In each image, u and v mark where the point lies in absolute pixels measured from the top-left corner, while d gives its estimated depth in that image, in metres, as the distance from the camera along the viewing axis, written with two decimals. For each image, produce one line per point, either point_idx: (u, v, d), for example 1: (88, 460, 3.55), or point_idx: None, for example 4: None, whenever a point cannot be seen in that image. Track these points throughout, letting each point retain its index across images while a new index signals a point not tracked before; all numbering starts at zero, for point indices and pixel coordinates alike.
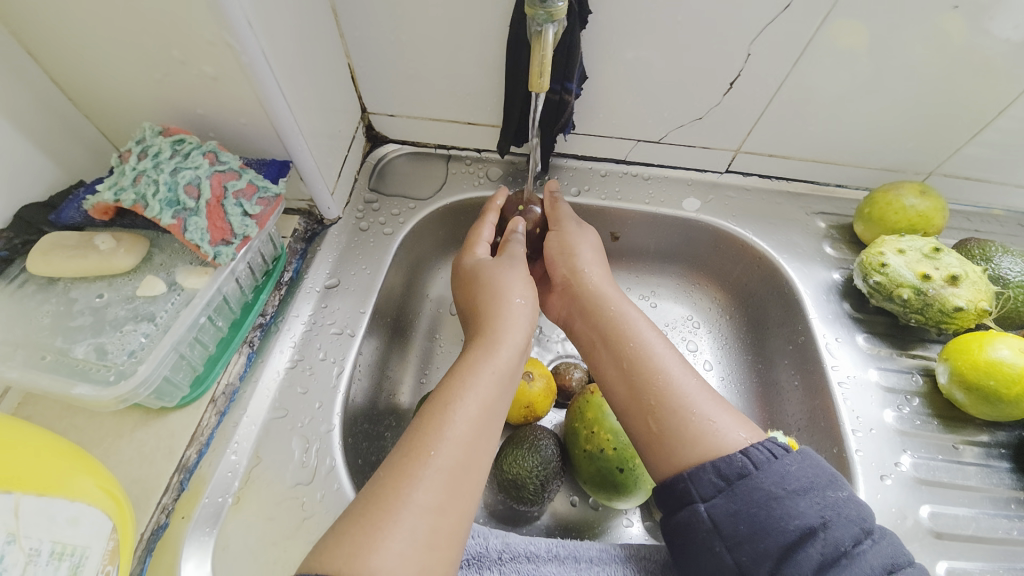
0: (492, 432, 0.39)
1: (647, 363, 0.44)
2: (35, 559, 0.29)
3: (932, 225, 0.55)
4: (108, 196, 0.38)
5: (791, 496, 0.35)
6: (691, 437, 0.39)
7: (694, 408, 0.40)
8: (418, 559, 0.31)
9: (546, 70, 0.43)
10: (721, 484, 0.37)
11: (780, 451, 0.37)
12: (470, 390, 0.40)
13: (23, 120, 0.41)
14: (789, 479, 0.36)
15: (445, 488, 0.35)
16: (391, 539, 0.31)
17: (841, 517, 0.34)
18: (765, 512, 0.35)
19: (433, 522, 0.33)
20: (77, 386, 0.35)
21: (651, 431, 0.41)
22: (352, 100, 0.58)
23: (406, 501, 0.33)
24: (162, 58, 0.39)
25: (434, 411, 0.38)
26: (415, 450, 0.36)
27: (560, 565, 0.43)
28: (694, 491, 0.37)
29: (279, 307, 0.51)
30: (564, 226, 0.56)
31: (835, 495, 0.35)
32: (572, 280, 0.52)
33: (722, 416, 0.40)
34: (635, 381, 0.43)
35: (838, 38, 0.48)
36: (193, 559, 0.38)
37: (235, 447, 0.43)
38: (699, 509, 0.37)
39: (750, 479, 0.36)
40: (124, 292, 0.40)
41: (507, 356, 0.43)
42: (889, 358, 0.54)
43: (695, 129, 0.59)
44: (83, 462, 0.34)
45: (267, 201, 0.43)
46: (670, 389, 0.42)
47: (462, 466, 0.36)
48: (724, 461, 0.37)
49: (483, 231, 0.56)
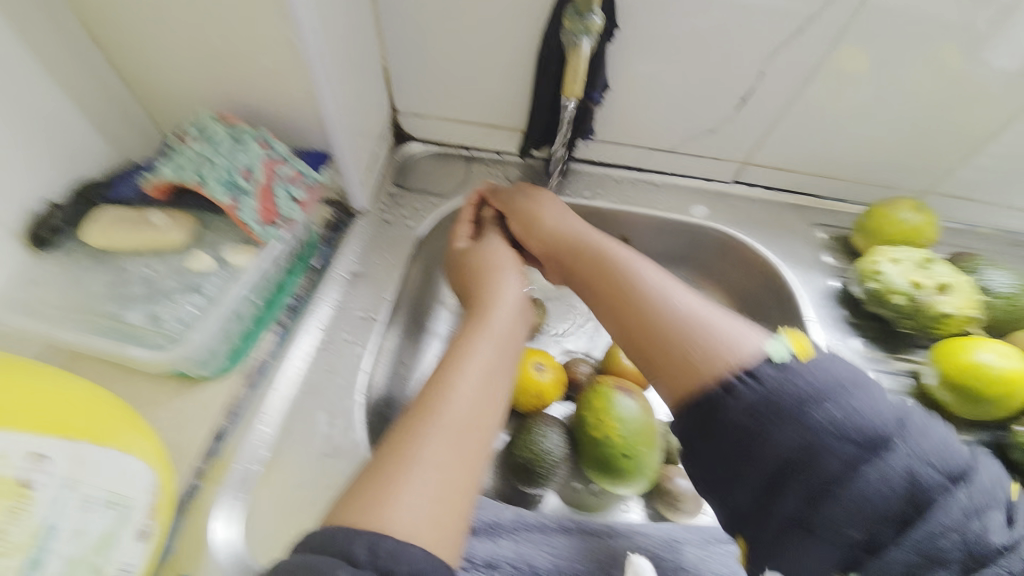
0: (495, 395, 0.42)
1: (635, 288, 0.44)
2: (91, 505, 0.31)
3: (925, 238, 0.59)
4: (170, 174, 0.41)
5: (847, 421, 0.33)
6: (691, 339, 0.39)
7: (686, 312, 0.41)
8: (429, 512, 0.34)
9: (579, 77, 0.48)
10: (801, 449, 0.33)
11: (845, 395, 0.34)
12: (468, 357, 0.43)
13: (82, 100, 0.44)
14: (844, 406, 0.34)
15: (452, 444, 0.37)
16: (403, 493, 0.34)
17: (929, 460, 0.32)
18: (821, 438, 0.33)
19: (441, 475, 0.36)
20: (132, 349, 0.38)
21: (654, 363, 0.40)
22: (384, 99, 0.61)
23: (415, 457, 0.36)
24: (221, 49, 0.42)
25: (436, 379, 0.41)
26: (421, 411, 0.39)
27: (568, 537, 0.46)
28: (735, 384, 0.36)
29: (309, 290, 0.53)
30: (515, 208, 0.57)
31: (894, 425, 0.33)
32: (561, 248, 0.53)
33: (721, 320, 0.40)
34: (628, 311, 0.44)
35: (842, 62, 0.52)
36: (221, 519, 0.40)
37: (265, 418, 0.45)
38: (787, 485, 0.33)
39: (800, 402, 0.34)
40: (174, 266, 0.43)
41: (501, 325, 0.47)
42: (882, 361, 0.57)
43: (706, 140, 0.63)
44: (131, 417, 0.36)
45: (310, 188, 0.46)
46: (665, 303, 0.42)
47: (467, 424, 0.39)
48: (765, 369, 0.35)
49: (466, 224, 0.60)
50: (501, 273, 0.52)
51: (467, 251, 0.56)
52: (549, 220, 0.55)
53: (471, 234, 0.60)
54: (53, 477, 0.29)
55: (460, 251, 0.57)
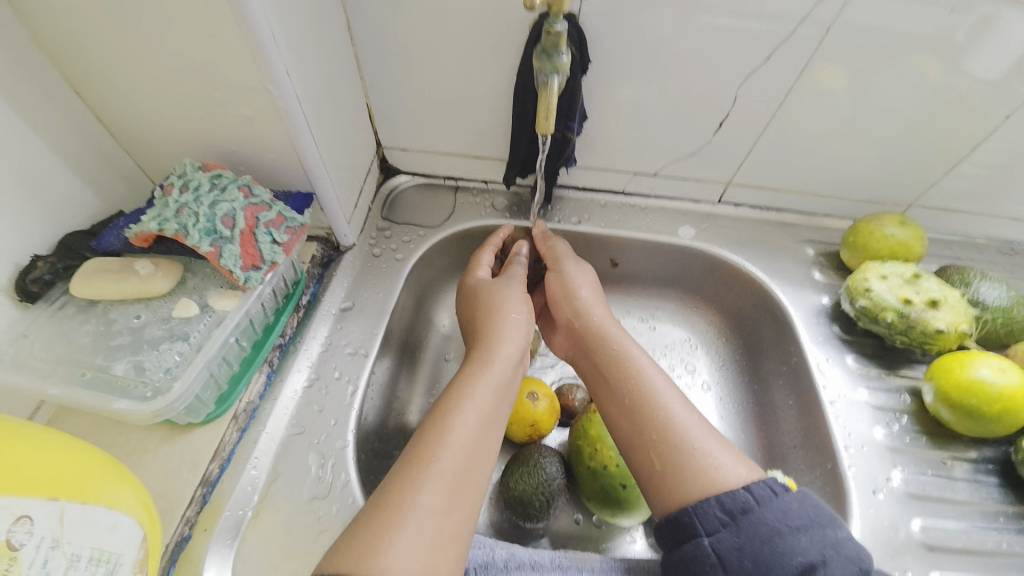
0: (491, 439, 0.42)
1: (648, 399, 0.46)
2: (75, 564, 0.30)
3: (913, 252, 0.59)
4: (153, 225, 0.41)
5: (793, 531, 0.36)
6: (692, 472, 0.41)
7: (694, 442, 0.42)
8: (424, 559, 0.34)
9: (552, 114, 0.47)
10: (726, 518, 0.38)
11: (780, 489, 0.39)
12: (468, 399, 0.43)
13: (71, 154, 0.45)
14: (790, 516, 0.37)
15: (448, 491, 0.37)
16: (398, 540, 0.34)
17: (841, 555, 0.35)
18: (768, 548, 0.36)
19: (437, 523, 0.36)
20: (117, 402, 0.38)
21: (653, 468, 0.43)
22: (369, 136, 0.62)
23: (411, 503, 0.36)
24: (204, 100, 0.43)
25: (435, 421, 0.41)
26: (419, 456, 0.39)
27: (563, 574, 0.44)
28: (698, 525, 0.39)
29: (297, 328, 0.54)
30: (564, 268, 0.58)
31: (835, 534, 0.36)
32: (574, 313, 0.55)
33: (721, 451, 0.42)
34: (637, 417, 0.45)
35: (816, 82, 0.53)
36: (214, 567, 0.40)
37: (256, 462, 0.45)
38: (704, 543, 0.38)
39: (753, 514, 0.37)
40: (160, 313, 0.43)
41: (502, 367, 0.47)
42: (878, 377, 0.56)
43: (688, 162, 0.63)
44: (118, 473, 0.36)
45: (294, 230, 0.47)
46: (672, 423, 0.44)
47: (464, 470, 0.39)
48: (728, 496, 0.39)
49: (486, 255, 0.60)
50: (510, 310, 0.52)
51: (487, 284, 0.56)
52: (563, 284, 0.57)
53: (489, 264, 0.60)
54: (39, 538, 0.28)
55: (480, 284, 0.57)
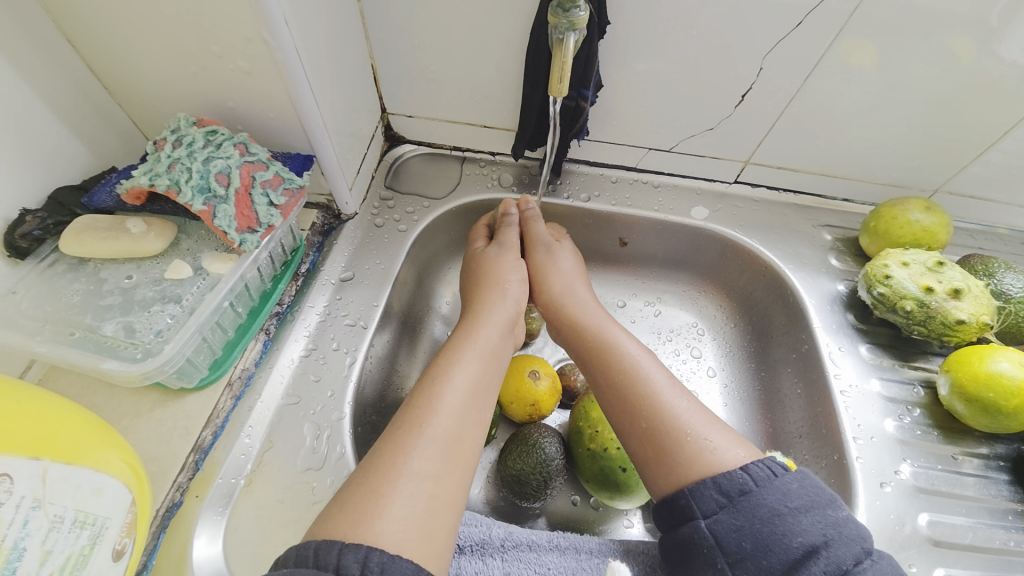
0: (483, 406, 0.41)
1: (635, 383, 0.44)
2: (58, 526, 0.29)
3: (937, 239, 0.56)
4: (144, 180, 0.40)
5: (793, 512, 0.35)
6: (687, 458, 0.39)
7: (688, 428, 0.41)
8: (418, 524, 0.33)
9: (565, 75, 0.45)
10: (723, 500, 0.36)
11: (780, 470, 0.37)
12: (457, 367, 0.42)
13: (61, 105, 0.43)
14: (790, 497, 0.35)
15: (442, 456, 0.36)
16: (393, 504, 0.33)
17: (842, 536, 0.34)
18: (768, 529, 0.35)
19: (429, 489, 0.35)
20: (106, 362, 0.37)
21: (647, 453, 0.41)
22: (373, 100, 0.59)
23: (404, 468, 0.35)
24: (199, 52, 0.41)
25: (423, 390, 0.40)
26: (409, 422, 0.38)
27: (561, 555, 0.44)
28: (695, 507, 0.37)
29: (295, 296, 0.52)
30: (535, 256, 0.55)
31: (836, 514, 0.35)
32: (558, 294, 0.53)
33: (717, 435, 0.40)
34: (626, 401, 0.44)
35: (846, 56, 0.50)
36: (204, 536, 0.39)
37: (249, 430, 0.44)
38: (700, 525, 0.36)
39: (752, 495, 0.36)
40: (152, 275, 0.42)
41: (488, 336, 0.46)
42: (892, 369, 0.55)
43: (706, 139, 0.61)
44: (107, 436, 0.35)
45: (291, 192, 0.45)
46: (661, 409, 0.42)
47: (454, 438, 0.38)
48: (725, 477, 0.37)
49: (479, 230, 0.60)
50: (500, 289, 0.51)
51: (479, 259, 0.55)
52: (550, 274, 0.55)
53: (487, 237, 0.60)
54: (19, 498, 0.27)
55: (470, 271, 0.55)
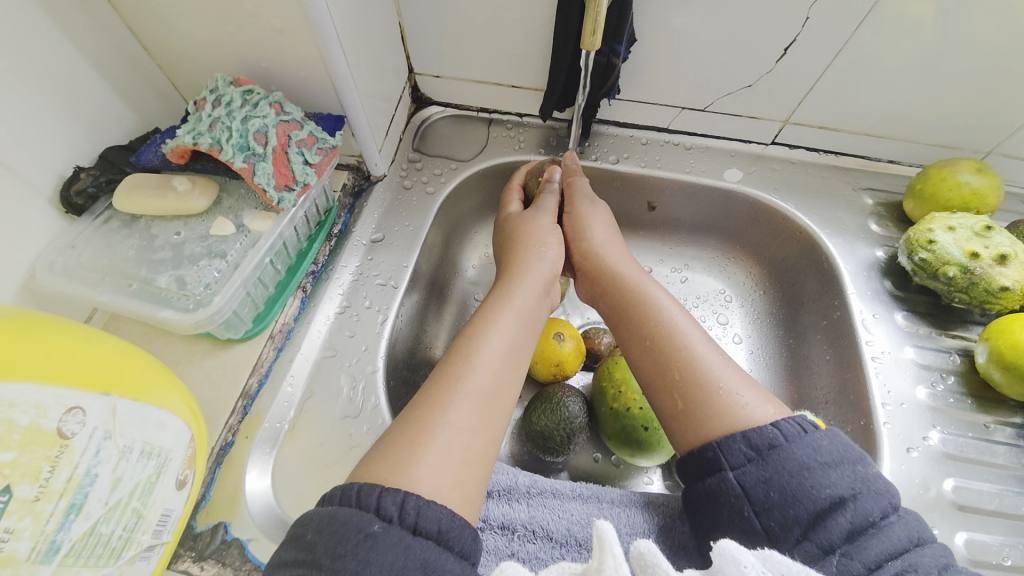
0: (518, 367, 0.43)
1: (670, 339, 0.45)
2: (127, 455, 0.32)
3: (986, 204, 0.54)
4: (187, 139, 0.41)
5: (822, 467, 0.35)
6: (717, 411, 0.40)
7: (719, 383, 0.41)
8: (452, 474, 0.35)
9: (599, 28, 0.44)
10: (752, 453, 0.37)
11: (810, 427, 0.37)
12: (493, 329, 0.43)
13: (104, 65, 0.44)
14: (820, 452, 0.36)
15: (475, 411, 0.38)
16: (430, 454, 0.35)
17: (871, 490, 0.34)
18: (796, 481, 0.35)
19: (464, 439, 0.36)
20: (161, 311, 0.40)
21: (677, 407, 0.42)
22: (401, 60, 0.59)
23: (441, 420, 0.37)
24: (233, 10, 0.41)
25: (461, 348, 0.42)
26: (447, 378, 0.39)
27: (584, 503, 0.46)
28: (723, 459, 0.38)
29: (329, 257, 0.54)
30: (575, 208, 0.55)
31: (866, 471, 0.35)
32: (588, 252, 0.54)
33: (748, 391, 0.41)
34: (659, 357, 0.45)
35: (902, 3, 0.46)
36: (255, 471, 0.43)
37: (291, 379, 0.47)
38: (728, 476, 0.37)
39: (781, 450, 0.36)
40: (199, 231, 0.44)
41: (524, 299, 0.47)
42: (928, 337, 0.53)
43: (743, 97, 0.58)
44: (167, 378, 0.38)
45: (324, 151, 0.47)
46: (694, 364, 0.43)
47: (490, 393, 0.39)
48: (755, 432, 0.38)
49: (514, 192, 0.60)
50: (538, 249, 0.52)
51: (519, 220, 0.55)
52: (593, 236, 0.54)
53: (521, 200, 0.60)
54: (91, 429, 0.30)
55: (507, 231, 0.55)
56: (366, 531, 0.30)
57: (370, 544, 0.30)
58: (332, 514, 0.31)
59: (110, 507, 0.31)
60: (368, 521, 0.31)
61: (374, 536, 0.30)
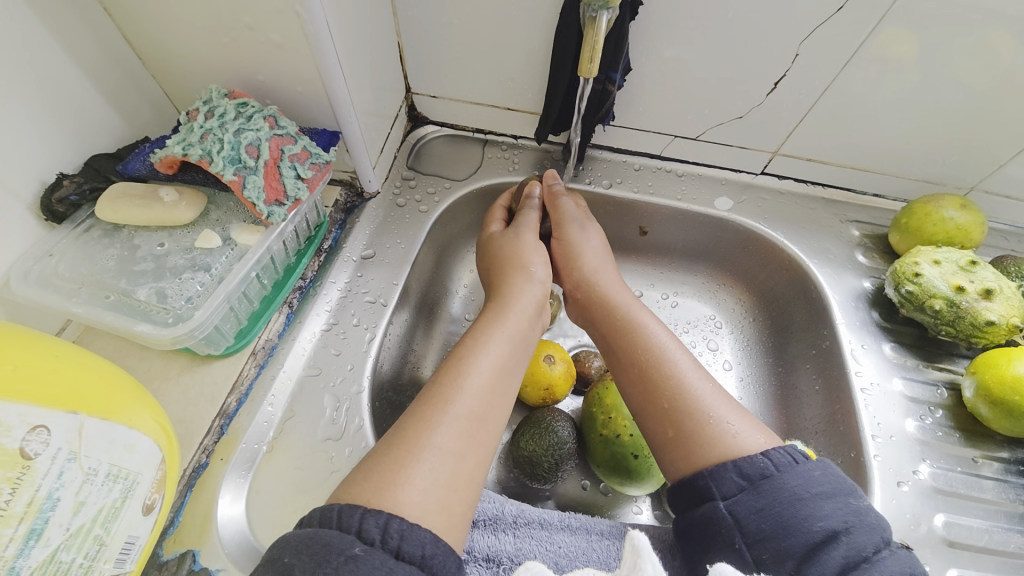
0: (505, 391, 0.42)
1: (660, 365, 0.44)
2: (92, 478, 0.30)
3: (971, 238, 0.55)
4: (177, 149, 0.41)
5: (816, 498, 0.34)
6: (707, 440, 0.39)
7: (710, 410, 0.40)
8: (438, 497, 0.34)
9: (597, 55, 0.46)
10: (744, 482, 0.36)
11: (801, 457, 0.37)
12: (484, 349, 0.42)
13: (95, 71, 0.44)
14: (813, 482, 0.35)
15: (462, 434, 0.37)
16: (415, 475, 0.34)
17: (864, 523, 0.33)
18: (789, 512, 0.34)
19: (450, 463, 0.35)
20: (139, 325, 0.38)
21: (667, 434, 0.41)
22: (399, 79, 0.59)
23: (427, 443, 0.35)
24: (232, 23, 0.41)
25: (451, 366, 0.41)
26: (435, 399, 0.38)
27: (572, 534, 0.44)
28: (714, 489, 0.37)
29: (318, 272, 0.53)
30: (566, 234, 0.56)
31: (858, 502, 0.35)
32: (581, 282, 0.54)
33: (738, 419, 0.40)
34: (649, 384, 0.44)
35: (886, 45, 0.48)
36: (229, 495, 0.41)
37: (272, 399, 0.45)
38: (720, 506, 0.36)
39: (774, 479, 0.36)
40: (183, 243, 0.43)
41: (518, 321, 0.46)
42: (916, 369, 0.54)
43: (734, 127, 0.59)
44: (140, 397, 0.36)
45: (318, 167, 0.46)
46: (683, 392, 0.42)
47: (477, 417, 0.38)
48: (745, 460, 0.37)
49: (497, 213, 0.60)
50: (531, 277, 0.51)
51: (507, 245, 0.54)
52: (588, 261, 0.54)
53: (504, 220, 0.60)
54: (54, 449, 0.29)
55: (494, 254, 0.55)
56: (347, 553, 0.29)
57: (350, 566, 0.28)
58: (312, 536, 0.30)
59: (69, 535, 0.29)
60: (349, 543, 0.29)
61: (355, 559, 0.28)
